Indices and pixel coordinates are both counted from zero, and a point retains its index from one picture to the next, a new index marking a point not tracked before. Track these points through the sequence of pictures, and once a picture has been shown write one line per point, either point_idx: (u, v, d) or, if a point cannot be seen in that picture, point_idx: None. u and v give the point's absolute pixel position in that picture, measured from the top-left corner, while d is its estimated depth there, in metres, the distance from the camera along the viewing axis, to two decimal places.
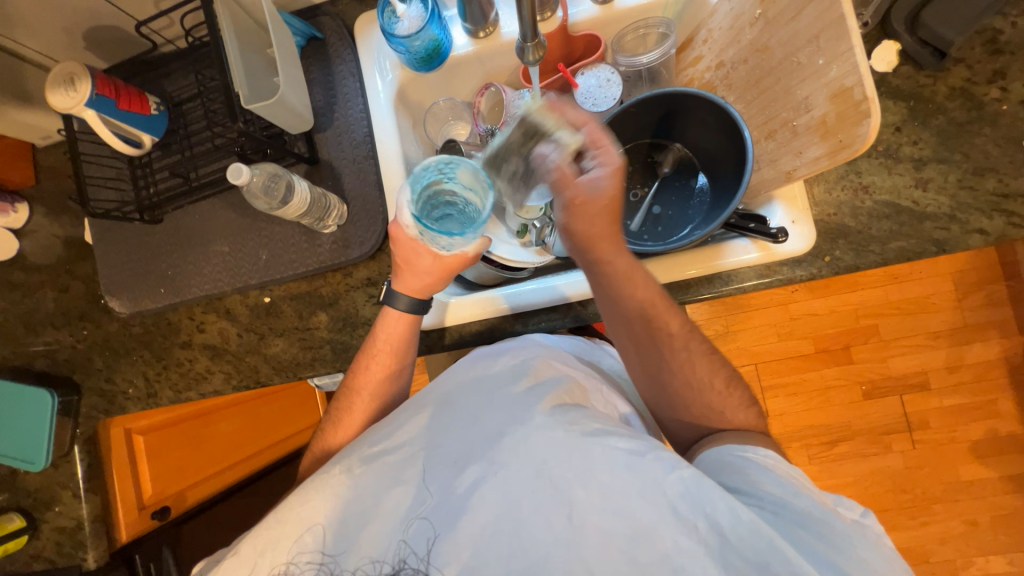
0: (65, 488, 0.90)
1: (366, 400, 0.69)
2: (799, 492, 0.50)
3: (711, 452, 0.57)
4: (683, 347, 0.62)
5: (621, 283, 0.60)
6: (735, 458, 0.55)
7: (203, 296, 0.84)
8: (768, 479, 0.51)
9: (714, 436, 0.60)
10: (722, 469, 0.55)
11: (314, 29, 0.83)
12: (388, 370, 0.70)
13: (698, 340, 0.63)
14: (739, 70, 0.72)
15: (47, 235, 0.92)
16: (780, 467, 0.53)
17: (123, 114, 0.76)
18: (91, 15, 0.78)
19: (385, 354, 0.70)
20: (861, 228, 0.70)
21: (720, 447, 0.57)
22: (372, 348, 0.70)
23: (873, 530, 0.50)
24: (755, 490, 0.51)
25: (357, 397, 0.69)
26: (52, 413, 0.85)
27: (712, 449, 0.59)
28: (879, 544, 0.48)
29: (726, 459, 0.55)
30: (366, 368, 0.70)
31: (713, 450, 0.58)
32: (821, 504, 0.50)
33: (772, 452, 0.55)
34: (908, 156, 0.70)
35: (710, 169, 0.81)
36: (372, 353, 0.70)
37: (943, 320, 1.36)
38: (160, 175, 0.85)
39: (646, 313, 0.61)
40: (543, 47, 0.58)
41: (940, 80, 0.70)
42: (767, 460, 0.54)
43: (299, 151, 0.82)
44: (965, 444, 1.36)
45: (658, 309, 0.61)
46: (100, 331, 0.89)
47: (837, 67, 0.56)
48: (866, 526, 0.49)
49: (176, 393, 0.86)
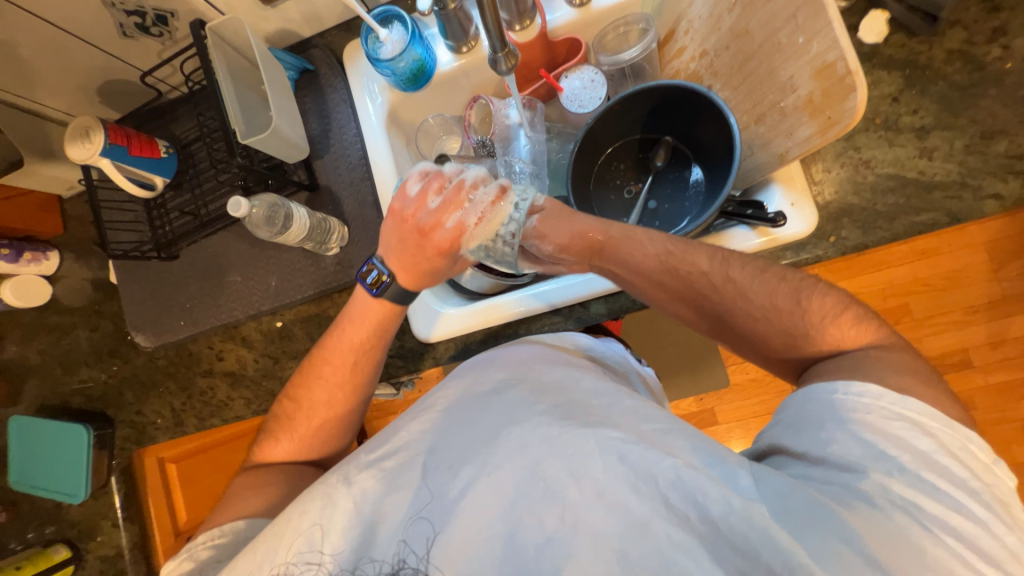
0: (105, 518, 0.96)
1: (328, 387, 0.70)
2: (886, 451, 0.45)
3: (798, 393, 0.53)
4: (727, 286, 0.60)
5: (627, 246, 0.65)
6: (823, 404, 0.50)
7: (220, 325, 0.87)
8: (855, 437, 0.47)
9: (818, 368, 0.55)
10: (808, 415, 0.51)
11: (305, 62, 0.86)
12: (360, 352, 0.70)
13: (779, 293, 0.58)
14: (722, 57, 0.71)
15: (77, 279, 0.97)
16: (887, 413, 0.47)
17: (135, 159, 0.81)
18: (102, 71, 0.84)
19: (345, 344, 0.70)
20: (866, 205, 0.68)
21: (810, 390, 0.52)
22: (344, 329, 0.70)
23: (1001, 478, 0.45)
24: (828, 453, 0.47)
25: (317, 382, 0.70)
26: (88, 447, 0.90)
27: (798, 389, 0.54)
28: (1003, 494, 0.45)
29: (812, 407, 0.51)
30: (338, 349, 0.70)
31: (801, 392, 0.53)
32: (929, 456, 0.45)
33: (878, 388, 0.49)
34: (909, 126, 0.67)
35: (703, 159, 0.80)
36: (333, 342, 0.70)
37: (978, 293, 1.29)
38: (173, 214, 0.89)
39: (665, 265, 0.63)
40: (515, 56, 0.60)
41: (936, 45, 0.67)
42: (863, 402, 0.48)
43: (299, 179, 0.85)
44: (1015, 423, 1.28)
45: (676, 258, 0.62)
46: (129, 366, 0.94)
47: (817, 44, 0.55)
48: (996, 475, 0.45)
49: (201, 422, 0.90)
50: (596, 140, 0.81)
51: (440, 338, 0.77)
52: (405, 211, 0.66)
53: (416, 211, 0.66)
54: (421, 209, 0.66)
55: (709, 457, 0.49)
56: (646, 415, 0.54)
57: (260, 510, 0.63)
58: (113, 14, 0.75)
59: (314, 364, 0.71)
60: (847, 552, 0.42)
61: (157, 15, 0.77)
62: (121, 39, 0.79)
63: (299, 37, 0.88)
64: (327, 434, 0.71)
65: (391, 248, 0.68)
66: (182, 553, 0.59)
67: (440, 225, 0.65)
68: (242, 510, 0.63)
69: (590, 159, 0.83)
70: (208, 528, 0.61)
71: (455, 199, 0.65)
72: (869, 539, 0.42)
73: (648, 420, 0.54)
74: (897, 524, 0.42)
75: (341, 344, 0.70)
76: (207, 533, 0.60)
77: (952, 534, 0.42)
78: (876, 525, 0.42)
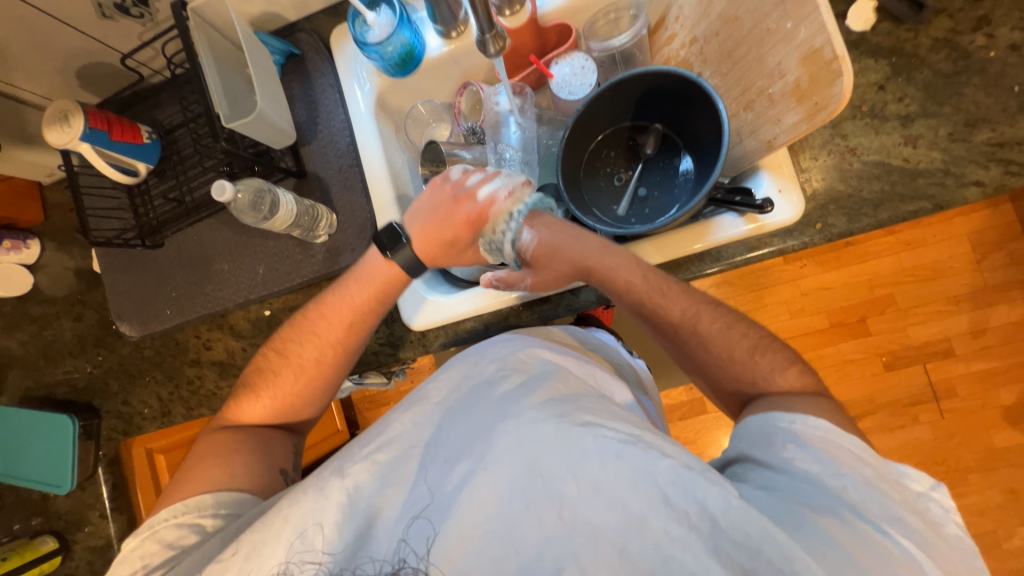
0: (93, 509, 0.96)
1: (309, 354, 0.71)
2: (841, 468, 0.50)
3: (757, 417, 0.57)
4: (709, 315, 0.65)
5: (628, 269, 0.67)
6: (784, 429, 0.54)
7: (207, 314, 0.86)
8: (809, 456, 0.51)
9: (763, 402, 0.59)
10: (770, 434, 0.55)
11: (291, 46, 0.85)
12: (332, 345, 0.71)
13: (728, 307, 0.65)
14: (712, 44, 0.71)
15: (60, 267, 0.96)
16: (834, 440, 0.52)
17: (117, 145, 0.79)
18: (82, 53, 0.82)
19: (328, 322, 0.71)
20: (852, 192, 0.68)
21: (763, 415, 0.57)
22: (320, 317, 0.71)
23: (940, 506, 0.49)
24: (794, 467, 0.51)
25: (301, 343, 0.71)
26: (74, 437, 0.89)
27: (754, 415, 0.58)
28: (940, 521, 0.48)
29: (768, 430, 0.55)
30: (310, 338, 0.71)
31: (755, 417, 0.58)
32: (876, 475, 0.49)
33: (825, 421, 0.53)
34: (894, 114, 0.68)
35: (693, 148, 0.80)
36: (325, 308, 0.72)
37: (962, 283, 1.31)
38: (158, 201, 0.88)
39: (658, 287, 0.66)
40: (503, 37, 0.61)
41: (922, 33, 0.68)
42: (816, 432, 0.53)
43: (287, 165, 0.84)
44: (995, 410, 1.32)
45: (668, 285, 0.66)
46: (114, 356, 0.92)
47: (805, 29, 0.56)
48: (934, 501, 0.49)
49: (189, 411, 0.89)
50: (586, 126, 0.80)
51: (425, 326, 0.76)
52: (444, 184, 0.73)
53: (452, 190, 0.72)
54: (461, 184, 0.72)
55: (701, 462, 0.50)
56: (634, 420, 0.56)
57: (233, 487, 0.63)
58: None
59: (306, 323, 0.72)
60: (829, 550, 0.44)
61: None
62: (100, 20, 0.77)
63: (286, 20, 0.86)
64: (306, 401, 0.72)
65: (420, 215, 0.72)
66: (144, 533, 0.60)
67: (473, 199, 0.72)
68: (208, 485, 0.63)
69: (579, 147, 0.83)
70: (172, 504, 0.61)
71: (490, 178, 0.72)
72: (843, 542, 0.45)
73: (638, 424, 0.55)
74: (857, 535, 0.46)
75: (314, 334, 0.71)
76: (173, 510, 0.60)
77: (902, 547, 0.45)
78: (847, 532, 0.46)
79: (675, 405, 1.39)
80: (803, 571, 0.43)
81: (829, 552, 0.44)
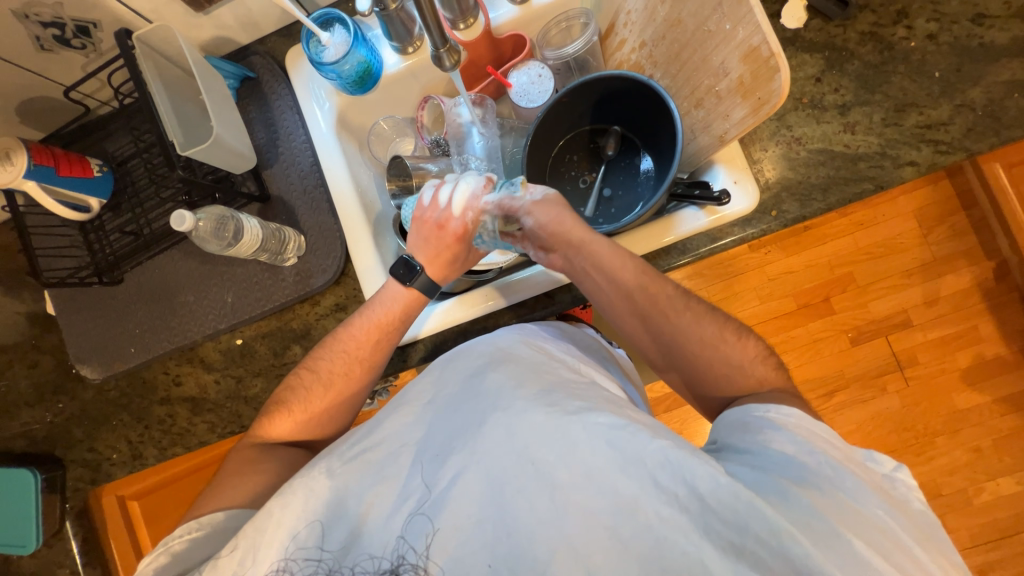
0: (63, 567, 0.92)
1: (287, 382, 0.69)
2: (815, 449, 0.53)
3: (735, 408, 0.60)
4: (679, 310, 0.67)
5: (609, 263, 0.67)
6: (759, 418, 0.57)
7: (175, 348, 0.83)
8: (785, 438, 0.54)
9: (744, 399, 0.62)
10: (749, 416, 0.58)
11: (244, 69, 0.84)
12: (337, 373, 0.70)
13: (696, 312, 0.67)
14: (659, 47, 0.74)
15: (9, 313, 0.90)
16: (806, 426, 0.55)
17: (65, 180, 0.76)
18: (22, 90, 0.79)
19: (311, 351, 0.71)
20: (801, 178, 0.72)
21: (741, 407, 0.60)
22: (339, 348, 0.71)
23: (905, 484, 0.53)
24: (770, 448, 0.54)
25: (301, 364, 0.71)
26: (37, 493, 0.85)
27: (732, 408, 0.61)
28: (905, 499, 0.52)
29: (746, 419, 0.58)
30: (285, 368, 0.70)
31: (733, 409, 0.61)
32: (851, 458, 0.53)
33: (796, 409, 0.57)
34: (832, 104, 0.72)
35: (652, 146, 0.83)
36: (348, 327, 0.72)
37: (912, 257, 1.39)
38: (113, 235, 0.84)
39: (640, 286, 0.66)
40: (457, 49, 0.62)
41: (849, 28, 0.73)
42: (789, 419, 0.56)
43: (249, 190, 0.82)
44: (954, 373, 1.40)
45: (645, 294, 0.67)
46: (76, 401, 0.87)
47: (742, 30, 0.60)
48: (897, 481, 0.53)
49: (161, 452, 0.85)
50: (548, 133, 0.83)
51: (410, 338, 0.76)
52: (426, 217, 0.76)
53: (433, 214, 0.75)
54: (448, 215, 0.74)
55: (688, 443, 0.51)
56: (624, 409, 0.56)
57: (220, 504, 0.61)
58: (28, 27, 0.70)
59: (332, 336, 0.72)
60: (813, 521, 0.46)
61: (77, 25, 0.73)
62: (40, 53, 0.75)
63: (237, 44, 0.86)
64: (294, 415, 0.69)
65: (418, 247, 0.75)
66: (159, 548, 0.56)
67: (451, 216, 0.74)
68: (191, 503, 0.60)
69: (543, 153, 0.85)
70: (186, 521, 0.58)
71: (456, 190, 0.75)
72: (826, 514, 0.47)
73: (624, 410, 0.56)
74: (835, 505, 0.48)
75: (327, 370, 0.70)
76: (187, 526, 0.58)
77: (878, 516, 0.48)
78: (827, 504, 0.48)
79: (659, 397, 1.41)
80: (790, 540, 0.44)
81: (814, 524, 0.46)
